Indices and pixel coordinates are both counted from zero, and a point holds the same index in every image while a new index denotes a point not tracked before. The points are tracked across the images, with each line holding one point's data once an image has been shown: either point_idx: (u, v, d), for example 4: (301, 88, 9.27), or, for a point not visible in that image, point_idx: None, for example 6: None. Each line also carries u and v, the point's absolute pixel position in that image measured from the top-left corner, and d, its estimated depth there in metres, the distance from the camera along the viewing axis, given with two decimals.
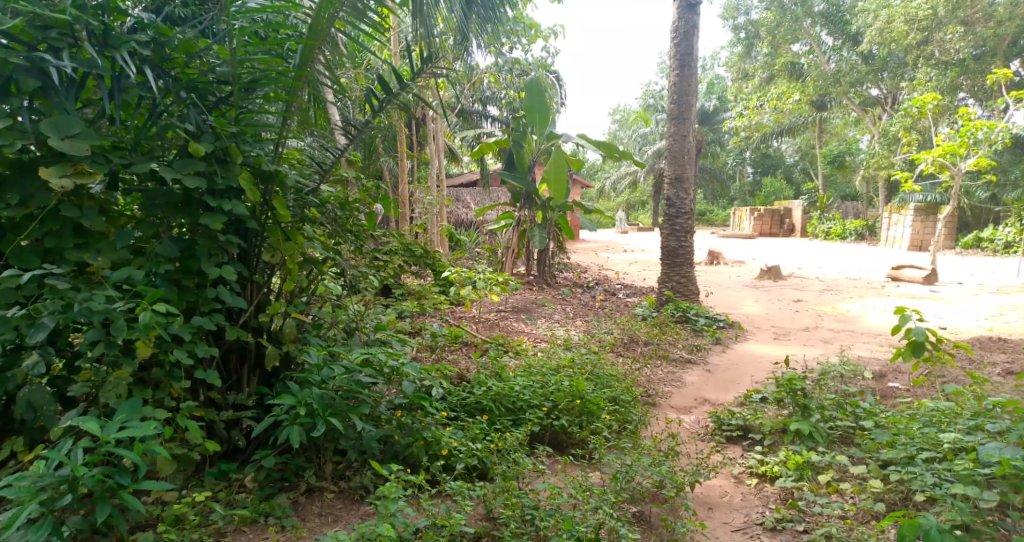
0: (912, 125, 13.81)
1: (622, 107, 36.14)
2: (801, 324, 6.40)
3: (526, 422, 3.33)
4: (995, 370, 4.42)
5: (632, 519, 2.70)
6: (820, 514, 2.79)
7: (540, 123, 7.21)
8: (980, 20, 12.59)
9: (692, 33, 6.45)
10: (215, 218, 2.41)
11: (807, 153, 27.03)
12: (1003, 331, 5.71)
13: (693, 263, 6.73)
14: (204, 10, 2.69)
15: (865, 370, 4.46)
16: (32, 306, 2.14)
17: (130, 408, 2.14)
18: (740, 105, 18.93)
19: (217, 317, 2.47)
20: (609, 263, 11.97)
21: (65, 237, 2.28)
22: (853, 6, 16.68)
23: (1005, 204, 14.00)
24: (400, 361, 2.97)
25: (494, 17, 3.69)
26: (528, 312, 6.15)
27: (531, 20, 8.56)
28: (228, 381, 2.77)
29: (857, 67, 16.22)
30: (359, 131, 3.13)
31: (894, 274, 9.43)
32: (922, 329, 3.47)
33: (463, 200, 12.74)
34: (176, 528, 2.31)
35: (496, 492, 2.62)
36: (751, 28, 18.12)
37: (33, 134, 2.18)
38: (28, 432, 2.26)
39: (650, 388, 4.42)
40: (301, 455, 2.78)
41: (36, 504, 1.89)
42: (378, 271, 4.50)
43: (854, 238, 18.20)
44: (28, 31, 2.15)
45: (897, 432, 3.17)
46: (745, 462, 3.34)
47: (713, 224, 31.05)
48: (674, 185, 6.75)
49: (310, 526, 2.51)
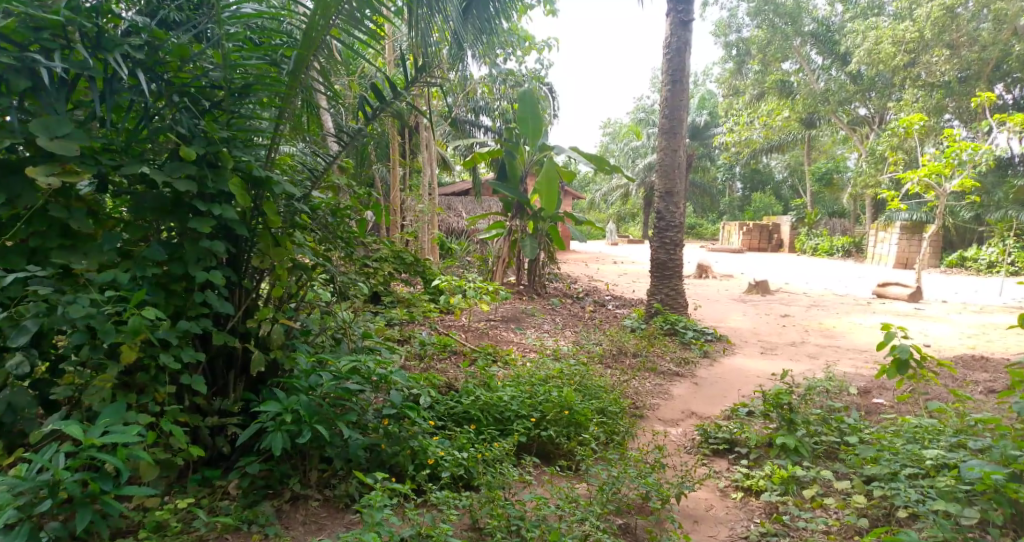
0: (899, 145, 14.02)
1: (613, 120, 36.52)
2: (789, 339, 6.45)
3: (513, 433, 3.32)
4: (977, 388, 4.49)
5: (618, 532, 2.70)
6: (804, 528, 2.80)
7: (533, 133, 7.14)
8: (965, 43, 12.82)
9: (684, 49, 6.51)
10: (204, 222, 2.40)
11: (796, 170, 27.42)
12: (986, 349, 5.81)
13: (682, 277, 6.76)
14: (198, 15, 2.70)
15: (851, 386, 4.49)
16: (14, 307, 2.13)
17: (114, 413, 2.12)
18: (730, 121, 19.14)
19: (204, 322, 2.46)
20: (600, 274, 12.04)
21: (51, 238, 2.26)
22: (842, 26, 16.95)
23: (989, 224, 14.21)
24: (388, 369, 2.94)
25: (490, 28, 3.80)
26: (518, 321, 6.16)
27: (525, 32, 8.64)
28: (214, 386, 2.75)
29: (846, 87, 16.69)
30: (352, 138, 3.14)
31: (880, 291, 9.54)
32: (907, 346, 3.49)
33: (454, 209, 12.78)
34: (157, 535, 2.29)
35: (482, 502, 2.61)
36: (742, 46, 18.25)
37: (21, 134, 2.17)
38: (8, 436, 2.22)
39: (638, 399, 4.43)
40: (286, 462, 2.75)
41: (14, 510, 1.86)
42: (368, 278, 4.53)
43: (841, 255, 18.44)
44: (21, 31, 2.14)
45: (882, 448, 3.20)
46: (730, 476, 3.35)
47: (703, 238, 31.31)
48: (665, 198, 6.80)
49: (294, 533, 2.50)
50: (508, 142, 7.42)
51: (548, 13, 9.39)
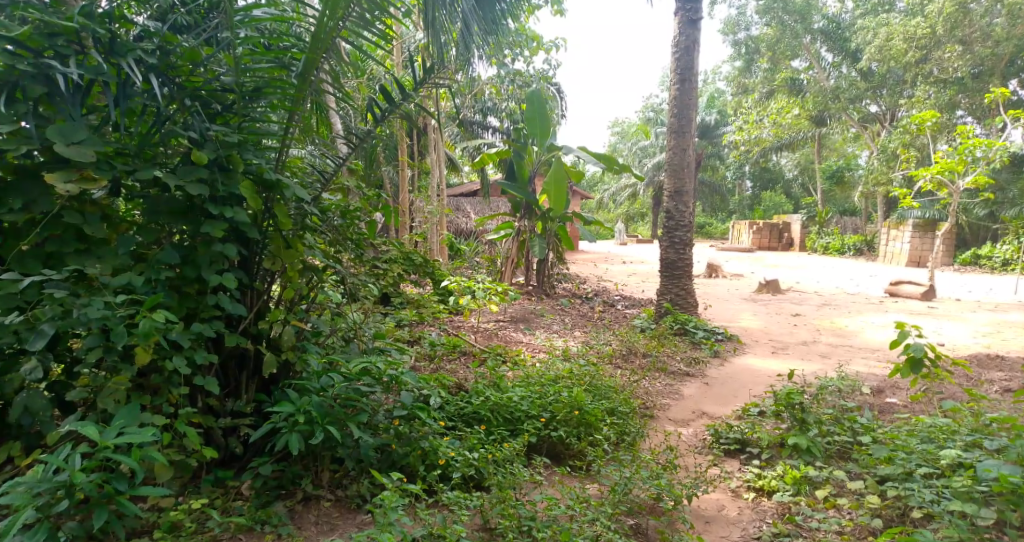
0: (911, 142, 13.89)
1: (621, 120, 36.50)
2: (800, 339, 6.40)
3: (524, 433, 3.32)
4: (993, 387, 4.45)
5: (629, 532, 2.68)
6: (817, 529, 2.78)
7: (541, 134, 7.18)
8: (978, 39, 12.66)
9: (692, 48, 6.48)
10: (216, 226, 2.42)
11: (807, 168, 27.29)
12: (1001, 348, 5.74)
13: (692, 276, 6.73)
14: (207, 19, 2.71)
15: (864, 386, 4.46)
16: (31, 310, 2.15)
17: (129, 414, 2.13)
18: (740, 119, 19.06)
19: (217, 324, 2.47)
20: (609, 275, 11.97)
21: (67, 242, 2.29)
22: (853, 23, 16.81)
23: (1003, 221, 13.99)
24: (399, 371, 2.97)
25: (499, 30, 3.78)
26: (527, 322, 6.15)
27: (533, 32, 8.66)
28: (226, 388, 2.77)
29: (857, 84, 16.58)
30: (361, 140, 3.16)
31: (892, 290, 9.46)
32: (921, 345, 3.46)
33: (464, 210, 12.86)
34: (172, 535, 2.31)
35: (493, 503, 2.61)
36: (751, 44, 17.83)
37: (37, 140, 2.20)
38: (25, 437, 2.25)
39: (648, 400, 4.42)
40: (298, 463, 2.76)
41: (32, 511, 1.88)
42: (378, 278, 4.60)
43: (852, 253, 18.35)
44: (35, 38, 2.17)
45: (896, 448, 3.16)
46: (742, 476, 3.33)
47: (712, 238, 31.20)
48: (674, 197, 6.75)
49: (307, 534, 2.51)
50: (516, 143, 7.41)
51: (557, 12, 9.40)
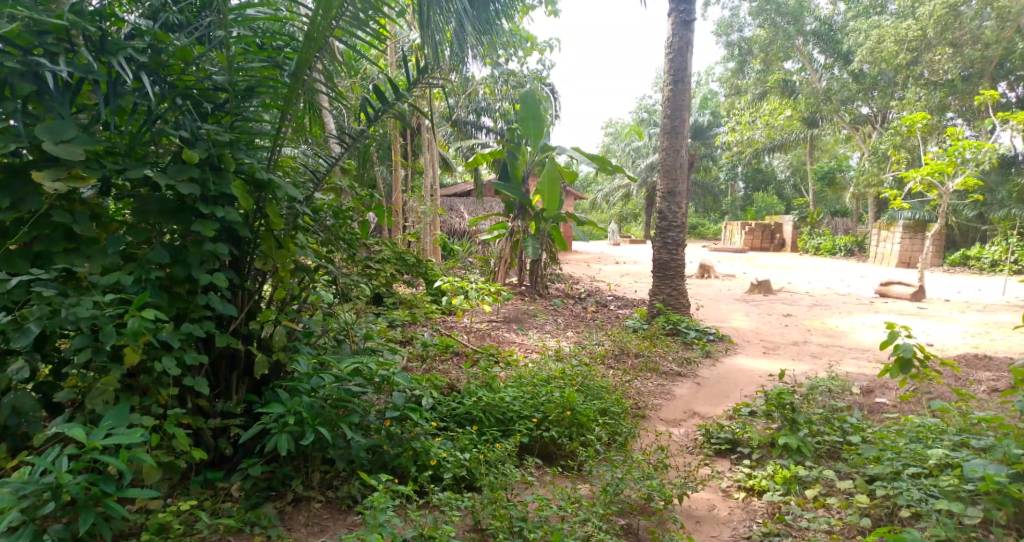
0: (901, 144, 13.99)
1: (614, 121, 36.57)
2: (791, 339, 6.44)
3: (516, 433, 3.33)
4: (981, 387, 4.49)
5: (620, 532, 2.69)
6: (806, 528, 2.80)
7: (534, 134, 7.18)
8: (968, 42, 12.78)
9: (686, 49, 6.50)
10: (207, 225, 2.41)
11: (799, 169, 27.43)
12: (990, 348, 5.79)
13: (684, 277, 6.75)
14: (199, 18, 2.69)
15: (853, 386, 4.49)
16: (19, 310, 2.14)
17: (117, 415, 2.12)
18: (732, 120, 19.14)
19: (207, 324, 2.46)
20: (602, 275, 11.98)
21: (55, 242, 2.28)
22: (845, 25, 16.90)
23: (992, 223, 14.12)
24: (390, 371, 2.97)
25: (492, 31, 3.79)
26: (520, 322, 6.16)
27: (527, 32, 8.68)
28: (216, 388, 2.76)
29: (848, 85, 16.67)
30: (354, 140, 3.15)
31: (882, 290, 9.52)
32: (910, 345, 3.48)
33: (457, 210, 12.84)
34: (160, 537, 2.29)
35: (484, 503, 2.61)
36: (744, 45, 17.96)
37: (25, 138, 2.18)
38: (12, 438, 2.23)
39: (640, 400, 4.43)
40: (289, 464, 2.76)
41: (18, 513, 1.87)
42: (370, 278, 4.59)
43: (844, 254, 18.46)
44: (24, 36, 2.16)
45: (885, 448, 3.18)
46: (733, 476, 3.35)
47: (705, 239, 31.29)
48: (667, 198, 6.78)
49: (297, 535, 2.51)
50: (509, 143, 7.41)
51: (551, 13, 9.41)
